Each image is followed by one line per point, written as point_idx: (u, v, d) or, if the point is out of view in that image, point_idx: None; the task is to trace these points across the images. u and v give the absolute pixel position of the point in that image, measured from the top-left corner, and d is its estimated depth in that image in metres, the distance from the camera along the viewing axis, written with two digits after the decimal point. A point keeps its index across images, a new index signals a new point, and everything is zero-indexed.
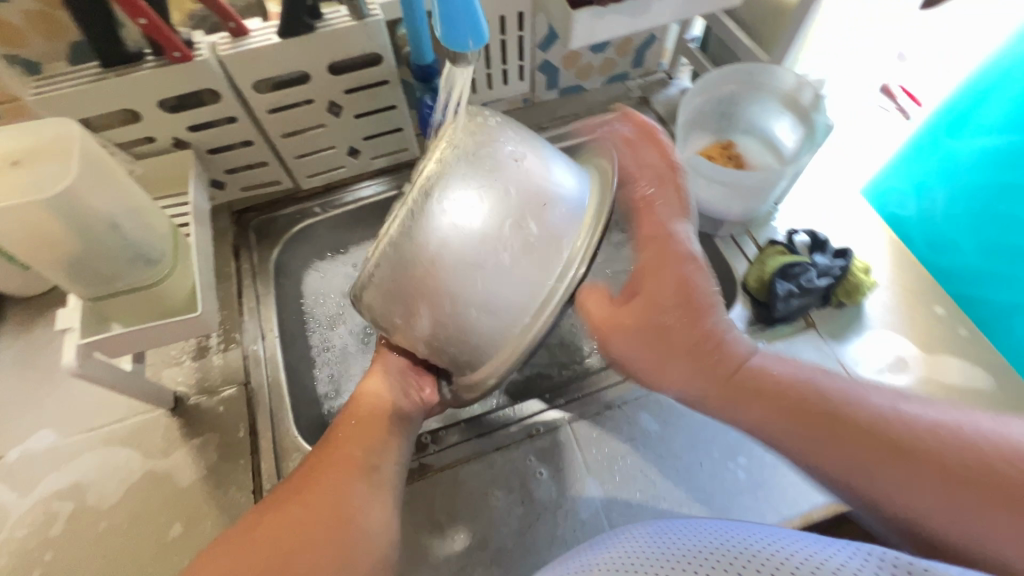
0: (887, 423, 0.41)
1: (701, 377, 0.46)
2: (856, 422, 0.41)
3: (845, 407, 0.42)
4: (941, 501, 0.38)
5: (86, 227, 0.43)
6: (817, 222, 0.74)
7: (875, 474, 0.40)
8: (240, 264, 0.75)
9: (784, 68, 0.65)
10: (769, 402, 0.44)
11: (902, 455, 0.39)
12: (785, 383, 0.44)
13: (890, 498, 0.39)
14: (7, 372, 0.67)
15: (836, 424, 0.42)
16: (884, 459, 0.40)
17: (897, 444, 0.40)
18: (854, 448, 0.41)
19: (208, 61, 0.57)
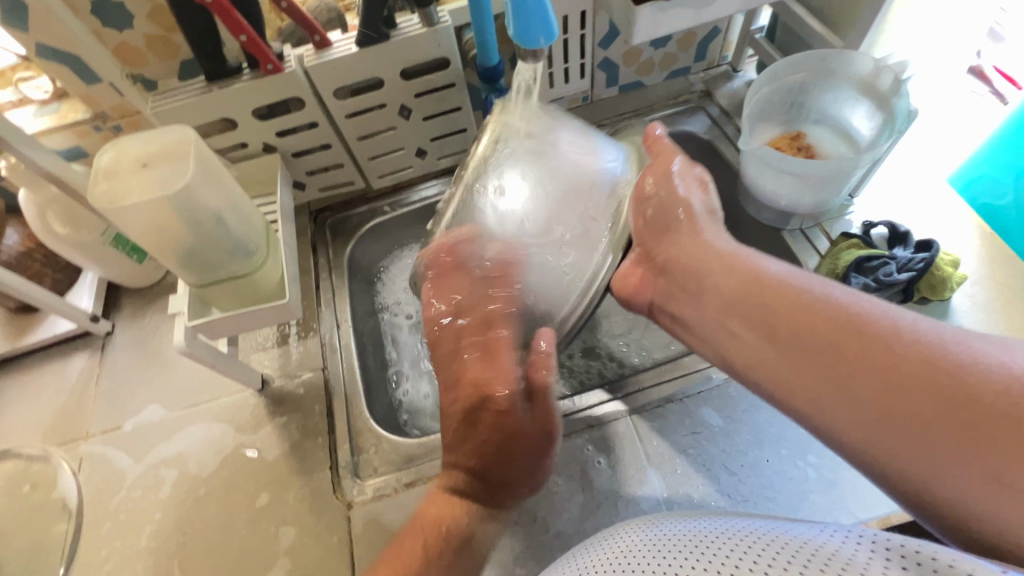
0: (860, 325, 0.39)
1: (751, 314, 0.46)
2: (815, 332, 0.41)
3: (806, 312, 0.42)
4: (877, 404, 0.36)
5: (196, 221, 0.49)
6: (897, 213, 0.70)
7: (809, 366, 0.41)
8: (318, 259, 0.81)
9: (859, 52, 0.62)
10: (807, 334, 0.42)
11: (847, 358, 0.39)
12: (819, 309, 0.42)
13: (826, 392, 0.39)
14: (123, 353, 0.76)
15: (860, 354, 0.38)
16: (824, 355, 0.40)
17: (851, 351, 0.39)
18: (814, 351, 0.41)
19: (296, 72, 0.62)
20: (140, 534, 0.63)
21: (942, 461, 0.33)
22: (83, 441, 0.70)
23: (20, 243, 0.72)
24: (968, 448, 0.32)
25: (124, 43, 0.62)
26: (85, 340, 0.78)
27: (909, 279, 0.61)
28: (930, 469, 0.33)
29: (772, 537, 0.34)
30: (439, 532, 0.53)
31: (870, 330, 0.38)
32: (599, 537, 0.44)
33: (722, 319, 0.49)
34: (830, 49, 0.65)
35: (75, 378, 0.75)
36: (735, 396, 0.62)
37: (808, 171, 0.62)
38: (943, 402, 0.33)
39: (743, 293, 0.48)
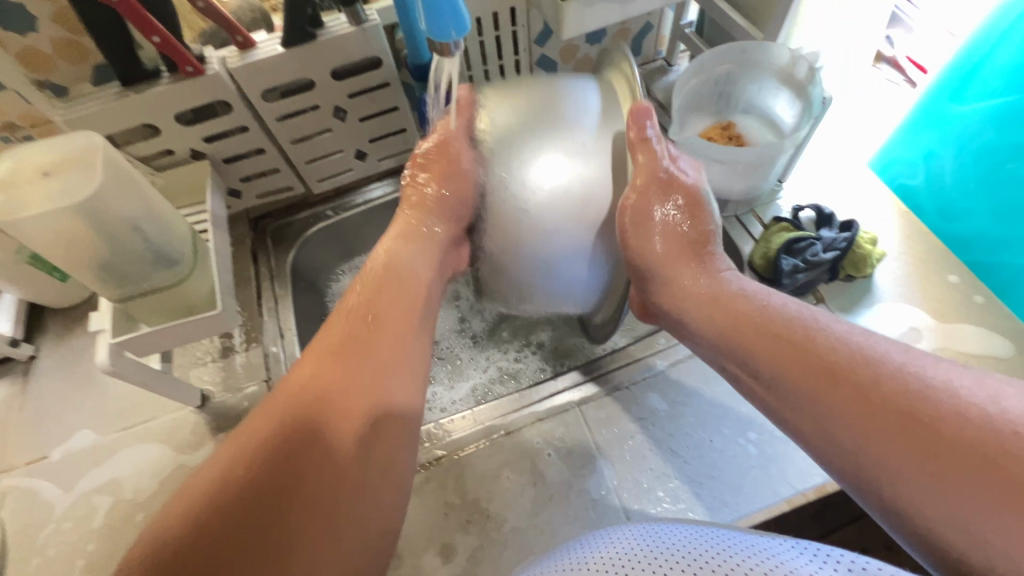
0: (859, 364, 0.42)
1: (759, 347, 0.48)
2: (848, 380, 0.42)
3: (850, 363, 0.42)
4: (895, 454, 0.38)
5: (110, 232, 0.47)
6: (823, 197, 0.73)
7: (837, 412, 0.41)
8: (259, 268, 0.79)
9: (777, 44, 0.65)
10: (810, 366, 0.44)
11: (877, 407, 0.40)
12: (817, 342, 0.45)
13: (854, 437, 0.40)
14: (49, 377, 0.72)
15: (868, 387, 0.41)
16: (852, 403, 0.41)
17: (877, 404, 0.40)
18: (847, 403, 0.41)
19: (218, 74, 0.60)
20: (72, 568, 0.59)
21: (950, 498, 0.35)
22: (6, 474, 0.65)
23: None
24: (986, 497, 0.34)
25: (29, 48, 0.59)
26: (6, 366, 0.73)
27: (834, 257, 0.64)
28: (959, 518, 0.35)
29: (729, 543, 0.36)
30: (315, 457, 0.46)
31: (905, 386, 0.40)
32: (602, 531, 0.42)
33: (728, 343, 0.50)
34: (751, 41, 0.68)
35: None
36: (679, 380, 0.63)
37: (736, 158, 0.64)
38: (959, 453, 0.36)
39: (758, 334, 0.48)
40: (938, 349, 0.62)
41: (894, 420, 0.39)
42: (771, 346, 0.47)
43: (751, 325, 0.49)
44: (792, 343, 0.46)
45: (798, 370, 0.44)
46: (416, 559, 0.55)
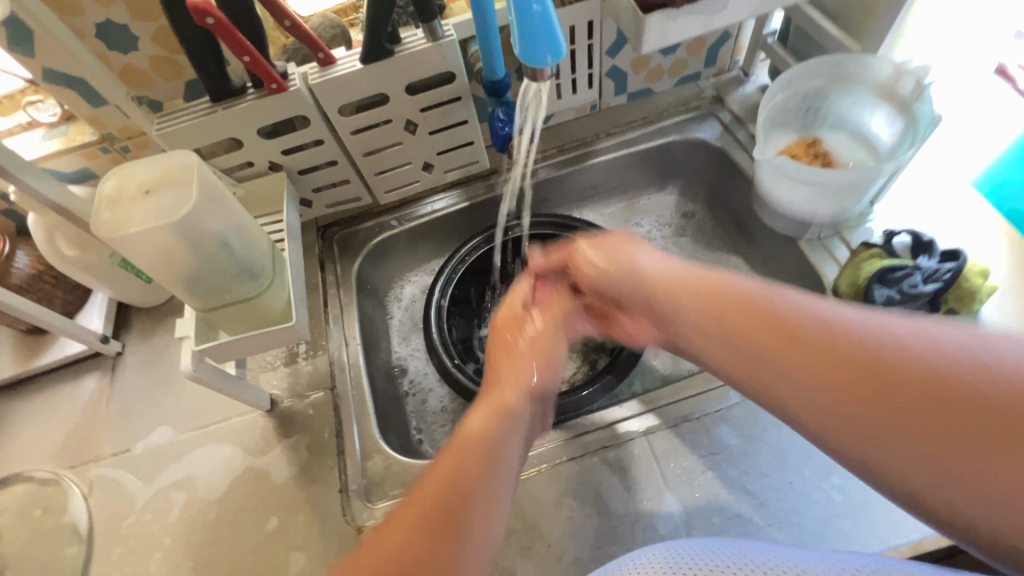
0: (824, 337, 0.36)
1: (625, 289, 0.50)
2: (839, 365, 0.35)
3: (851, 345, 0.35)
4: (865, 418, 0.33)
5: (201, 248, 0.49)
6: (919, 222, 0.67)
7: (797, 373, 0.37)
8: (325, 275, 0.80)
9: (877, 57, 0.60)
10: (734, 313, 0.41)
11: (842, 368, 0.35)
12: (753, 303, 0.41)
13: (804, 385, 0.36)
14: (131, 373, 0.76)
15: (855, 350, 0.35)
16: (816, 366, 0.36)
17: (780, 369, 0.38)
18: (847, 377, 0.34)
19: (300, 91, 0.62)
20: (150, 560, 0.62)
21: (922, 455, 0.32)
22: (93, 464, 0.69)
23: (30, 266, 0.72)
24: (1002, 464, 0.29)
25: (129, 66, 0.62)
26: (96, 360, 0.77)
27: (935, 290, 0.58)
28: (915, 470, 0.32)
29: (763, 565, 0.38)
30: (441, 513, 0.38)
31: (938, 372, 0.32)
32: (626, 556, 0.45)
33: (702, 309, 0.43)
34: (846, 55, 0.63)
35: (86, 400, 0.74)
36: (755, 414, 0.60)
37: (826, 180, 0.60)
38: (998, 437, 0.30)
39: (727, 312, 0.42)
40: None
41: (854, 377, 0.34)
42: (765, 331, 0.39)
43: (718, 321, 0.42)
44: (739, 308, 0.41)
45: (737, 345, 0.41)
46: None
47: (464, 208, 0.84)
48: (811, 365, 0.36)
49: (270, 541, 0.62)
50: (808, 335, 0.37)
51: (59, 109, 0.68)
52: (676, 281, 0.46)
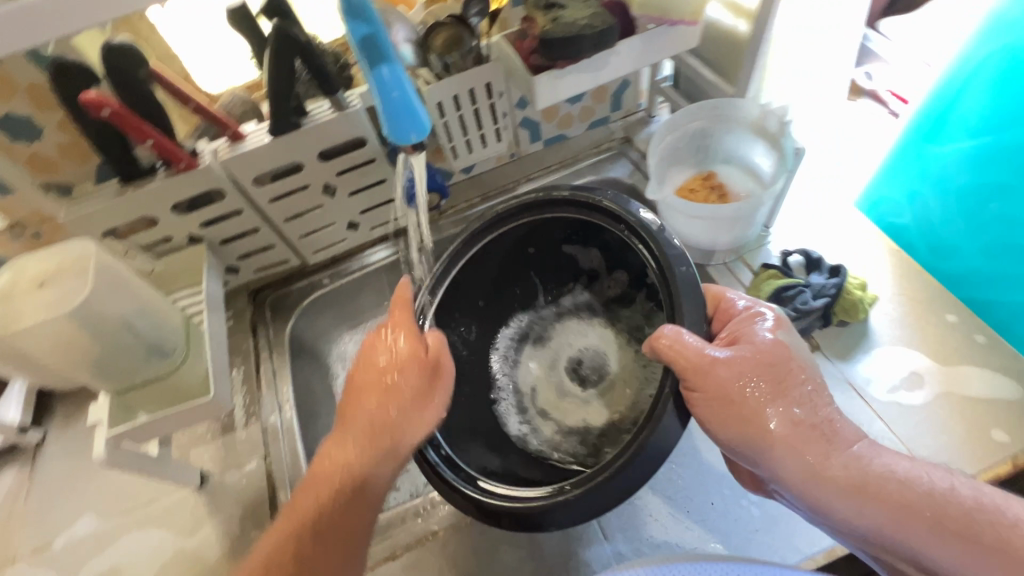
0: (934, 511, 0.42)
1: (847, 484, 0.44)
2: (900, 502, 0.42)
3: (945, 512, 0.41)
4: (912, 536, 0.42)
5: (103, 332, 0.49)
6: (811, 240, 0.73)
7: (870, 513, 0.43)
8: (258, 340, 0.80)
9: (747, 100, 0.67)
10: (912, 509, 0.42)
11: (974, 541, 0.40)
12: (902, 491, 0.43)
13: (863, 519, 0.43)
14: (51, 462, 0.73)
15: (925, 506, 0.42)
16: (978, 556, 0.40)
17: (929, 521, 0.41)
18: (891, 519, 0.42)
19: (211, 166, 0.63)
20: None
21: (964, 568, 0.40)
22: (10, 565, 0.66)
23: None
24: None
25: (35, 155, 0.63)
26: (13, 452, 0.74)
27: (825, 305, 0.63)
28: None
29: None
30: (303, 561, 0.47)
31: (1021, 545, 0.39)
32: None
33: (841, 489, 0.44)
34: (721, 99, 0.70)
35: (2, 497, 0.71)
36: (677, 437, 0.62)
37: (717, 213, 0.65)
38: (963, 537, 0.40)
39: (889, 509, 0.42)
40: (935, 399, 0.60)
41: (942, 533, 0.41)
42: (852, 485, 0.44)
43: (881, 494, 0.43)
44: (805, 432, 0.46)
45: (900, 522, 0.42)
46: None
47: (396, 260, 0.86)
48: (914, 533, 0.42)
49: None
50: (887, 488, 0.43)
51: None
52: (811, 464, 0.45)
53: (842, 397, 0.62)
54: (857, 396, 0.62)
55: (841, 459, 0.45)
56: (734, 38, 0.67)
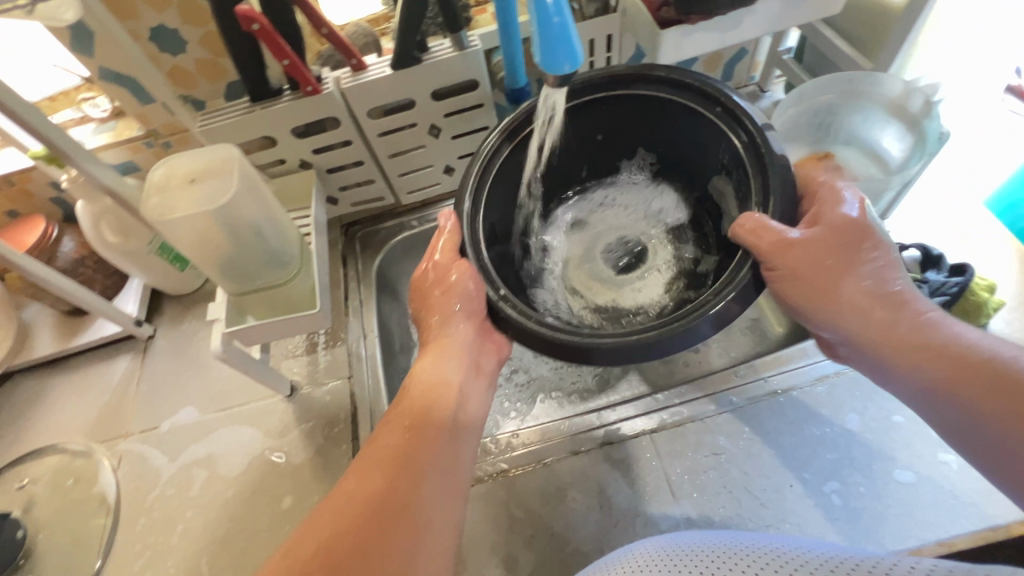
0: (995, 368, 0.39)
1: (910, 341, 0.44)
2: (962, 364, 0.41)
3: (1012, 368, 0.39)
4: (961, 391, 0.40)
5: (236, 234, 0.53)
6: (929, 235, 0.68)
7: (903, 366, 0.44)
8: (347, 270, 0.84)
9: (889, 76, 0.62)
10: (971, 361, 0.41)
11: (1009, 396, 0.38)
12: (951, 346, 0.42)
13: (910, 375, 0.44)
14: (161, 355, 0.80)
15: (981, 360, 0.40)
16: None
17: (992, 372, 0.40)
18: (953, 377, 0.41)
19: (333, 94, 0.66)
20: (172, 530, 0.66)
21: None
22: (123, 439, 0.73)
23: (75, 251, 0.77)
24: None
25: (177, 67, 0.67)
26: (129, 342, 0.82)
27: (942, 304, 0.59)
28: None
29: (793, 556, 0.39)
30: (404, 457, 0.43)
31: None
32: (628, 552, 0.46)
33: (921, 363, 0.43)
34: (858, 72, 0.65)
35: (118, 378, 0.79)
36: (759, 415, 0.61)
37: None
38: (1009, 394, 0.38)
39: (962, 370, 0.41)
40: None
41: (1001, 399, 0.38)
42: (938, 365, 0.42)
43: (929, 343, 0.43)
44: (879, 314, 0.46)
45: (953, 379, 0.41)
46: (480, 568, 0.57)
47: None
48: (970, 399, 0.40)
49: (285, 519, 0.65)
50: (941, 346, 0.43)
51: (110, 105, 0.73)
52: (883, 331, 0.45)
53: None
54: None
55: (906, 327, 0.45)
56: (883, 7, 0.62)
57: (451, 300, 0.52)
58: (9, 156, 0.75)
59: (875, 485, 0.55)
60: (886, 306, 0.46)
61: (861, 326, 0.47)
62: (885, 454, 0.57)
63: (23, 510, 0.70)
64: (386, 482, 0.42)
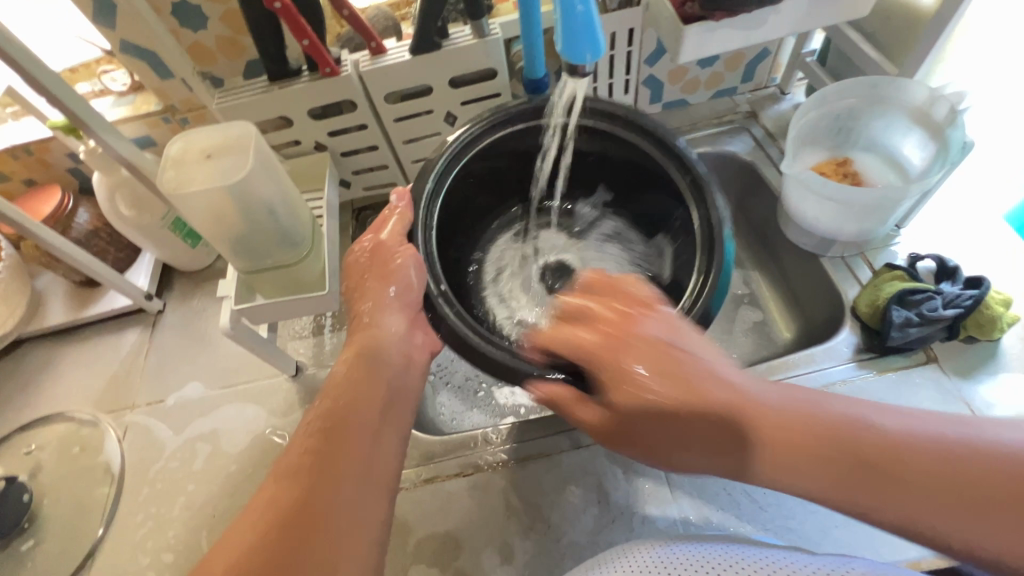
0: (871, 446, 0.37)
1: (722, 438, 0.40)
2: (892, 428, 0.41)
3: (909, 449, 0.36)
4: (828, 489, 0.37)
5: (250, 211, 0.53)
6: (945, 247, 0.67)
7: (774, 470, 0.39)
8: (356, 255, 0.84)
9: (914, 81, 0.61)
10: (778, 447, 0.39)
11: (966, 498, 0.34)
12: (831, 428, 0.38)
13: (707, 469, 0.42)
14: (169, 330, 0.81)
15: (819, 432, 0.38)
16: (952, 481, 0.35)
17: (835, 463, 0.37)
18: (812, 471, 0.38)
19: (351, 77, 0.65)
20: (174, 503, 0.67)
21: (910, 508, 0.35)
22: (129, 411, 0.74)
23: (89, 222, 0.78)
24: (958, 508, 0.34)
25: (197, 43, 0.67)
26: (138, 316, 0.83)
27: (954, 315, 0.59)
28: (925, 511, 0.35)
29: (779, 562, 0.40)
30: (339, 413, 0.44)
31: (909, 450, 0.36)
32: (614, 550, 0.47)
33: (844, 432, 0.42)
34: (883, 77, 0.64)
35: (127, 351, 0.80)
36: None
37: (853, 197, 0.61)
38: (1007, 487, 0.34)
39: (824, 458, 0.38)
40: None
41: (828, 467, 0.37)
42: (819, 474, 0.38)
43: (731, 442, 0.40)
44: (683, 416, 0.41)
45: (830, 484, 0.37)
46: (476, 556, 0.57)
47: None
48: (865, 483, 0.36)
49: None
50: (761, 421, 0.40)
51: (129, 79, 0.73)
52: (666, 412, 0.42)
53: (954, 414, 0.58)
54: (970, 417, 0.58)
55: (717, 396, 0.41)
56: (912, 11, 0.61)
57: (388, 287, 0.52)
58: (29, 126, 0.76)
59: None
60: (666, 380, 0.42)
61: (665, 394, 0.42)
62: None
63: (29, 475, 0.71)
64: (315, 444, 0.42)
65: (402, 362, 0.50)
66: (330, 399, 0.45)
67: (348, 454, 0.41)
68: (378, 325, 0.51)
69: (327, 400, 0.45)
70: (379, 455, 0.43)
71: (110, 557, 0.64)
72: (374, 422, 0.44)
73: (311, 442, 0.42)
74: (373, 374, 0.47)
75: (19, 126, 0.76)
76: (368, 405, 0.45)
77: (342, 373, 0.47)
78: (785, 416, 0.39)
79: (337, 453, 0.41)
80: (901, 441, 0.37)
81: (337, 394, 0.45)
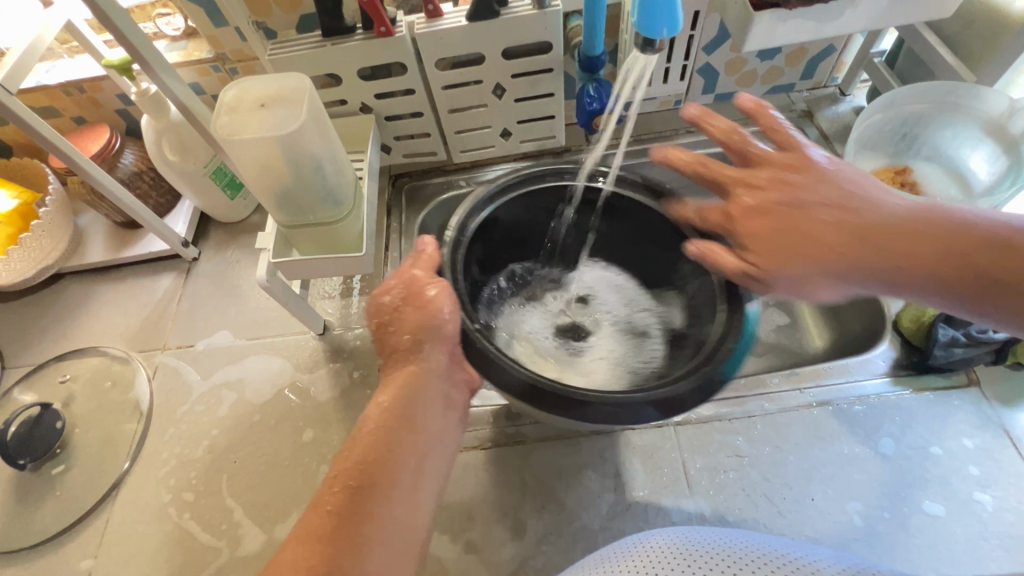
0: (910, 216, 0.40)
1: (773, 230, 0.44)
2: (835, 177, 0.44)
3: (896, 219, 0.41)
4: (886, 277, 0.40)
5: (297, 165, 0.53)
6: None
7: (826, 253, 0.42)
8: (390, 221, 0.83)
9: (992, 89, 0.58)
10: (827, 249, 0.41)
11: (977, 267, 0.38)
12: (834, 220, 0.42)
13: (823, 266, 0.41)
14: (203, 277, 0.82)
15: (856, 220, 0.41)
16: (930, 238, 0.39)
17: (901, 252, 0.39)
18: (860, 269, 0.41)
19: (405, 39, 0.64)
20: (197, 446, 0.68)
21: (921, 287, 0.40)
22: (160, 351, 0.76)
23: (134, 164, 0.79)
24: (928, 232, 0.39)
25: None
26: (173, 261, 0.84)
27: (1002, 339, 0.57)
28: (940, 290, 0.39)
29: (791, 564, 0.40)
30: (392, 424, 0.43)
31: (916, 216, 0.40)
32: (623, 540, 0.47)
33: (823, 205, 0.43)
34: (958, 83, 0.61)
35: (161, 293, 0.81)
36: (789, 425, 0.59)
37: None
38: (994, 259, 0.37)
39: (835, 224, 0.42)
40: None
41: (875, 238, 0.41)
42: (852, 224, 0.41)
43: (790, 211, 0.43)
44: (771, 216, 0.44)
45: (846, 232, 0.41)
46: (487, 529, 0.58)
47: None
48: (905, 275, 0.40)
49: (305, 451, 0.67)
50: (812, 225, 0.42)
51: (183, 24, 0.73)
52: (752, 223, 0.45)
53: (990, 439, 0.57)
54: (1009, 446, 0.56)
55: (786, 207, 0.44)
56: (999, 15, 0.58)
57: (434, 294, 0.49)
58: (83, 63, 0.76)
59: (901, 513, 0.54)
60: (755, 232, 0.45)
61: (830, 219, 0.42)
62: (918, 484, 0.55)
63: (63, 404, 0.73)
64: (371, 456, 0.41)
65: (445, 390, 0.48)
66: (387, 403, 0.45)
67: (392, 479, 0.41)
68: (420, 359, 0.47)
69: (383, 401, 0.45)
70: (423, 473, 0.43)
71: (135, 489, 0.66)
72: (425, 428, 0.44)
73: (363, 450, 0.42)
74: (418, 398, 0.45)
75: (75, 63, 0.77)
76: (424, 417, 0.45)
77: (397, 380, 0.47)
78: (824, 187, 0.44)
79: (384, 474, 0.40)
80: (937, 216, 0.40)
81: (393, 404, 0.45)
